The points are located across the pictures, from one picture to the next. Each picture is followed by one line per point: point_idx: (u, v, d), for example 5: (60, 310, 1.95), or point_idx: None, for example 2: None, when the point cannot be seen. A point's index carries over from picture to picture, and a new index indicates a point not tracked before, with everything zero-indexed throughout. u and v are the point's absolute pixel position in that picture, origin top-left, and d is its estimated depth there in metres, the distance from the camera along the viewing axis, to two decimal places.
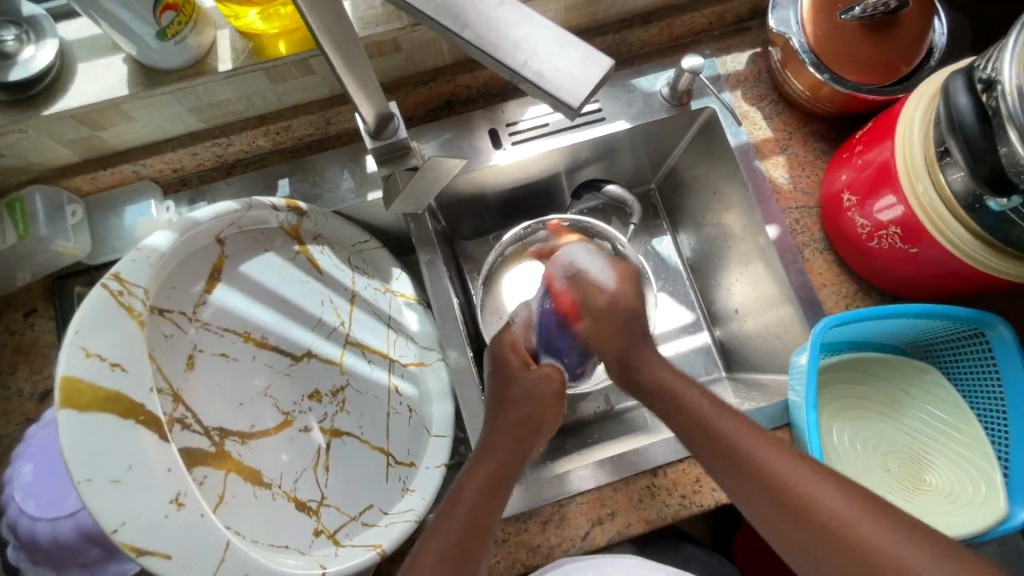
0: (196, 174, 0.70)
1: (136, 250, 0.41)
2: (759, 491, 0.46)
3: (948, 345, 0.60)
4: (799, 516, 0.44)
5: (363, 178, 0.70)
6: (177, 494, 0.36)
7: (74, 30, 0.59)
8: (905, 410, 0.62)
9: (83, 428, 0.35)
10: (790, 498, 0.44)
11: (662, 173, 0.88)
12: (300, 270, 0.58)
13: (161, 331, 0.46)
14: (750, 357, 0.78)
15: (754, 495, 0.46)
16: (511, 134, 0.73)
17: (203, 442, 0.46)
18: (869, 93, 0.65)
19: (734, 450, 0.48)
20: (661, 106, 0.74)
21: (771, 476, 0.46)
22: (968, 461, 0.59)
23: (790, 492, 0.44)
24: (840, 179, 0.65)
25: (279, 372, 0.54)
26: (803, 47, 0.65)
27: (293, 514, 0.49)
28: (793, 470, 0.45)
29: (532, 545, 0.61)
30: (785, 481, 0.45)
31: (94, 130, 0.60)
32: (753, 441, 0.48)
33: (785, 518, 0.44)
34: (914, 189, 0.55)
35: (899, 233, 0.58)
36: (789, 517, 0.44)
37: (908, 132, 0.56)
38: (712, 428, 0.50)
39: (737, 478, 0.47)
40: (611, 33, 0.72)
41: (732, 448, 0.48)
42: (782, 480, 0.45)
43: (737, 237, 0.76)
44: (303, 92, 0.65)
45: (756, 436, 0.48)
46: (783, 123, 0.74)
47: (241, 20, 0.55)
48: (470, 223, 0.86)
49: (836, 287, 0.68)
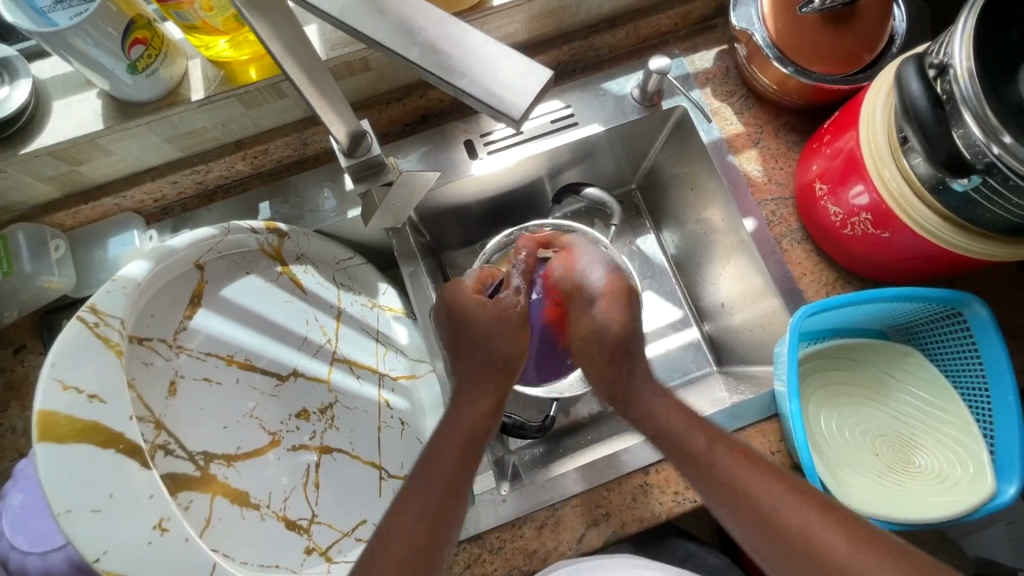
0: (177, 203, 0.71)
1: (110, 282, 0.41)
2: (727, 500, 0.50)
3: (927, 325, 0.61)
4: (760, 520, 0.48)
5: (343, 196, 0.70)
6: (160, 519, 0.37)
7: (48, 69, 0.60)
8: (889, 393, 0.63)
9: (62, 462, 0.35)
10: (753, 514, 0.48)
11: (642, 173, 0.89)
12: (283, 291, 0.59)
13: (141, 360, 0.45)
14: (740, 350, 0.79)
15: (714, 498, 0.51)
16: (486, 144, 0.74)
17: (187, 468, 0.45)
18: (833, 83, 0.66)
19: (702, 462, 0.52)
20: (633, 107, 0.74)
21: (723, 479, 0.50)
22: (955, 440, 0.59)
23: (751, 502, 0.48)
24: (812, 169, 0.66)
25: (265, 394, 0.53)
26: (766, 42, 0.67)
27: (283, 535, 0.49)
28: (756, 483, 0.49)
29: (528, 550, 0.61)
30: (759, 500, 0.48)
31: (73, 165, 0.61)
32: (717, 449, 0.52)
33: (746, 522, 0.49)
34: (881, 176, 0.56)
35: (870, 219, 0.59)
36: (753, 522, 0.48)
37: (872, 120, 0.57)
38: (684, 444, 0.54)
39: (705, 485, 0.52)
40: (578, 39, 0.73)
41: (702, 460, 0.52)
42: (733, 482, 0.50)
43: (719, 231, 0.77)
44: (277, 116, 0.66)
45: (715, 444, 0.53)
46: (754, 117, 0.75)
47: (211, 49, 0.57)
48: (455, 234, 0.87)
49: (816, 275, 0.69)
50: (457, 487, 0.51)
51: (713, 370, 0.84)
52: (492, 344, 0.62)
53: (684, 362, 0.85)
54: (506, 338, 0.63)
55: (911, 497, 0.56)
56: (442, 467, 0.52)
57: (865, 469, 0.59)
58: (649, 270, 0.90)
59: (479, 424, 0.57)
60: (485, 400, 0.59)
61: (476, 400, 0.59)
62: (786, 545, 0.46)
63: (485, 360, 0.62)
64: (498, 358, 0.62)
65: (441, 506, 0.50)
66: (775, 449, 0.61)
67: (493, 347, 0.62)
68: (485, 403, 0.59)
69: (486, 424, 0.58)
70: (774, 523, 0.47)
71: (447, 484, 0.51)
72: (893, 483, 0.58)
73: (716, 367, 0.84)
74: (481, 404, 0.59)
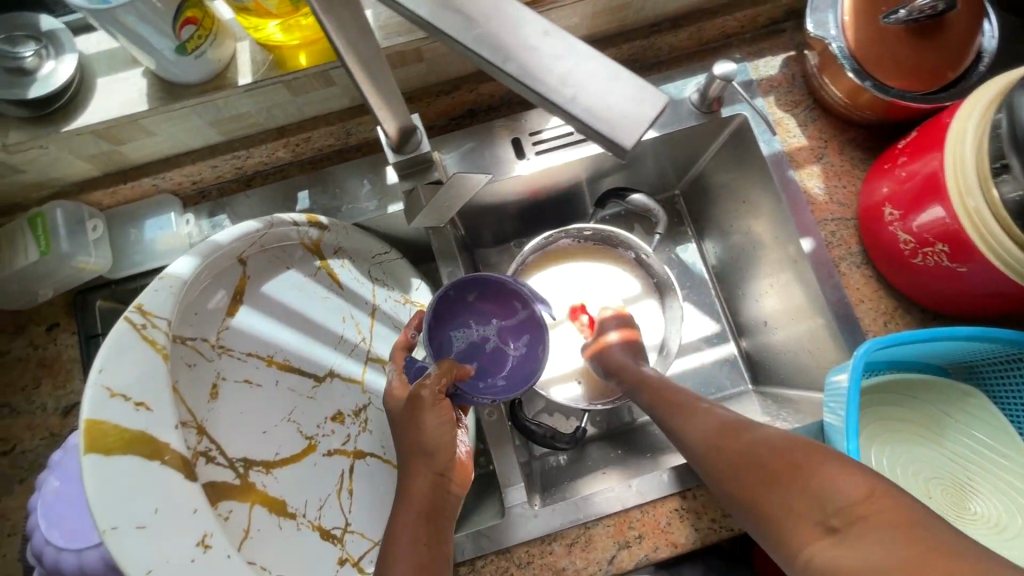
0: (215, 186, 0.69)
1: (157, 280, 0.40)
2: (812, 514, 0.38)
3: (995, 367, 0.58)
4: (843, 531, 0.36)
5: (384, 190, 0.68)
6: (203, 535, 0.35)
7: (95, 43, 0.58)
8: (947, 434, 0.60)
9: (110, 473, 0.33)
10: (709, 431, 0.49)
11: (687, 179, 0.85)
12: (321, 286, 0.57)
13: (185, 361, 0.43)
14: (781, 372, 0.76)
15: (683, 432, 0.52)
16: (535, 144, 0.71)
17: (227, 476, 0.42)
18: (913, 101, 0.61)
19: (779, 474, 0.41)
20: (691, 113, 0.71)
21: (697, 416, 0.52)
22: (1014, 489, 0.56)
23: (709, 426, 0.50)
24: (880, 192, 0.63)
25: (303, 396, 0.52)
26: (842, 53, 0.62)
27: (319, 545, 0.47)
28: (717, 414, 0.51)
29: (557, 567, 0.60)
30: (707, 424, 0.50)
31: (114, 145, 0.59)
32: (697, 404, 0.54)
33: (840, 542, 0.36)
34: (964, 205, 0.52)
35: (945, 250, 0.56)
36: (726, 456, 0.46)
37: (959, 142, 0.53)
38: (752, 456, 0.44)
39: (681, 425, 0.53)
40: (639, 38, 0.69)
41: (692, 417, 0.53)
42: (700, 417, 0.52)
43: (769, 246, 0.74)
44: (324, 104, 0.64)
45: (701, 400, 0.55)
46: (818, 131, 0.71)
47: (261, 32, 0.54)
48: (490, 232, 0.84)
49: (874, 303, 0.66)
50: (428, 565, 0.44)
51: (749, 389, 0.81)
52: (406, 434, 0.49)
53: (719, 378, 0.82)
54: (420, 426, 0.49)
55: None
56: (400, 554, 0.43)
57: None
58: (688, 280, 0.86)
59: (433, 493, 0.48)
60: (424, 484, 0.48)
61: (411, 481, 0.48)
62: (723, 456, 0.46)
63: (412, 446, 0.49)
64: (418, 448, 0.49)
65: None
66: None
67: (415, 438, 0.49)
68: (425, 478, 0.48)
69: (435, 498, 0.48)
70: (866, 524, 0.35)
71: (416, 560, 0.43)
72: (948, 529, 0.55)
73: (752, 386, 0.81)
74: (427, 476, 0.48)
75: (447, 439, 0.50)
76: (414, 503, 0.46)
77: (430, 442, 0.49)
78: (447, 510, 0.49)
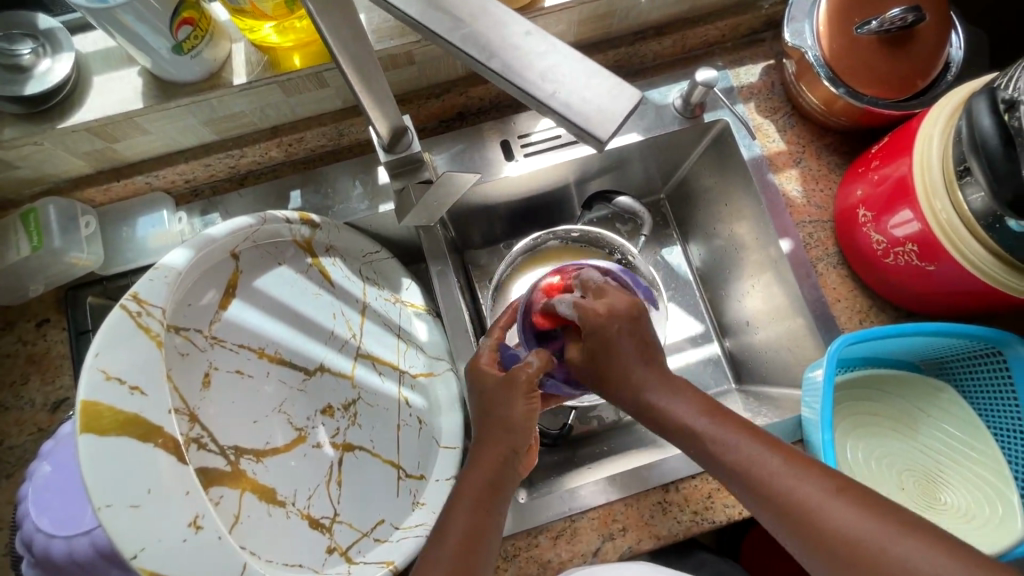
0: (207, 184, 0.70)
1: (152, 270, 0.41)
2: (780, 518, 0.42)
3: (964, 363, 0.60)
4: (818, 541, 0.40)
5: (375, 189, 0.69)
6: (194, 517, 0.36)
7: (90, 42, 0.59)
8: (920, 428, 0.62)
9: (103, 453, 0.34)
10: (756, 483, 0.44)
11: (672, 183, 0.87)
12: (312, 283, 0.58)
13: (178, 351, 0.44)
14: (762, 370, 0.78)
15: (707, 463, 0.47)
16: (523, 146, 0.73)
17: (219, 462, 0.45)
18: (885, 108, 0.64)
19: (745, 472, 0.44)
20: (674, 118, 0.73)
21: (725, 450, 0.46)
22: (986, 483, 0.58)
23: (746, 467, 0.44)
24: (855, 195, 0.65)
25: (292, 388, 0.53)
26: (818, 61, 0.65)
27: (308, 533, 0.48)
28: (753, 451, 0.45)
29: (542, 559, 0.61)
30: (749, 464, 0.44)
31: (108, 142, 0.60)
32: (712, 422, 0.47)
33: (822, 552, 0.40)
34: (931, 207, 0.55)
35: (915, 250, 0.58)
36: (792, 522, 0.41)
37: (928, 148, 0.55)
38: (714, 450, 0.46)
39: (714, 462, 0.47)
40: (625, 45, 0.72)
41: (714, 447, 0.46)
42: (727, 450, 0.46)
43: (749, 247, 0.76)
44: (317, 105, 0.65)
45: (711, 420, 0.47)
46: (796, 137, 0.73)
47: (257, 33, 0.55)
48: (480, 233, 0.85)
49: (850, 301, 0.68)
50: (477, 536, 0.45)
51: (732, 388, 0.82)
52: (492, 408, 0.50)
53: (703, 377, 0.83)
54: (509, 403, 0.50)
55: None
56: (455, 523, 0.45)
57: None
58: (673, 281, 0.88)
59: (503, 468, 0.48)
60: (495, 456, 0.48)
61: (483, 450, 0.49)
62: (793, 525, 0.41)
63: (495, 418, 0.50)
64: (498, 422, 0.49)
65: (459, 553, 0.44)
66: None
67: (501, 410, 0.50)
68: (498, 450, 0.48)
69: (503, 473, 0.48)
70: (838, 540, 0.40)
71: (464, 532, 0.45)
72: None
73: (735, 385, 0.83)
74: (498, 450, 0.48)
75: (528, 419, 0.49)
76: (480, 477, 0.47)
77: (517, 421, 0.49)
78: (512, 485, 0.49)
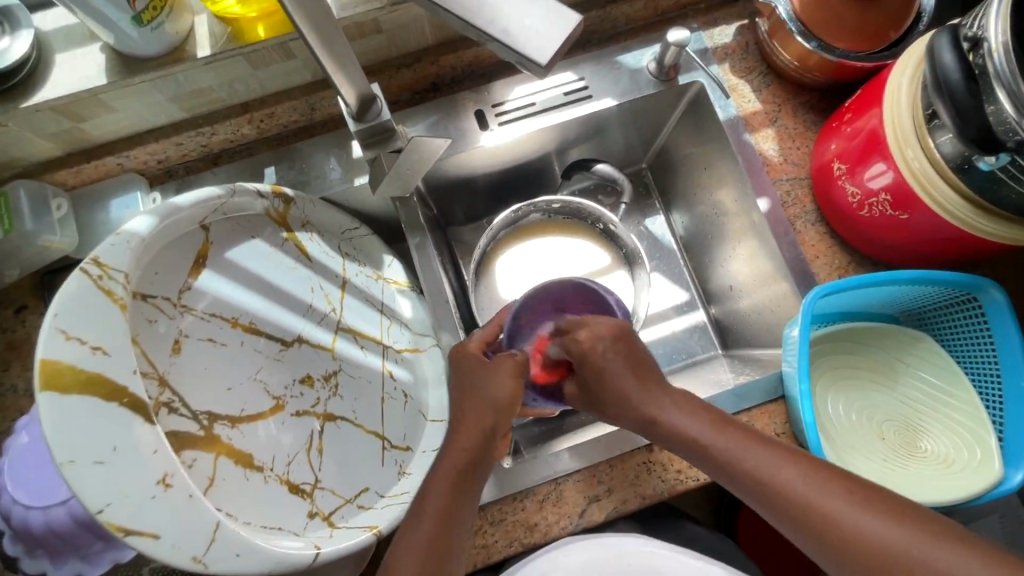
0: (181, 165, 0.70)
1: (114, 236, 0.42)
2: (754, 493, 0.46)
3: (940, 310, 0.61)
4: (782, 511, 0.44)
5: (350, 164, 0.69)
6: (163, 475, 0.37)
7: (51, 20, 0.58)
8: (898, 377, 0.62)
9: (64, 409, 0.35)
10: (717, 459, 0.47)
11: (652, 152, 0.87)
12: (288, 257, 0.57)
13: (145, 317, 0.45)
14: (747, 333, 0.78)
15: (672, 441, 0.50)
16: (498, 115, 0.72)
17: (191, 426, 0.45)
18: (857, 60, 0.64)
19: (736, 469, 0.46)
20: (649, 81, 0.73)
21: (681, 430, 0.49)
22: (964, 427, 0.58)
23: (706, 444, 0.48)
24: (830, 150, 0.64)
25: (269, 358, 0.54)
26: (790, 16, 0.65)
27: (287, 497, 0.49)
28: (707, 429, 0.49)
29: (529, 523, 0.61)
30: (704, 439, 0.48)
31: (75, 121, 0.59)
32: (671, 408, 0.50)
33: (789, 521, 0.44)
34: (903, 155, 0.55)
35: (889, 200, 0.58)
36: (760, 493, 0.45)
37: (897, 97, 0.55)
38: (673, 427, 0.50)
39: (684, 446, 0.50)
40: (597, 9, 0.71)
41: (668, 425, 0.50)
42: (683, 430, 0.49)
43: (731, 213, 0.75)
44: (286, 78, 0.65)
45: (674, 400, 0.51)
46: (772, 95, 0.73)
47: (218, 4, 0.54)
48: (462, 209, 0.85)
49: (829, 258, 0.68)
50: (453, 515, 0.46)
51: (719, 354, 0.83)
52: (478, 382, 0.51)
53: (689, 344, 0.84)
54: (494, 380, 0.50)
55: (921, 481, 0.55)
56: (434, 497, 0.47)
57: (872, 452, 0.58)
58: (657, 251, 0.88)
59: (483, 448, 0.49)
60: (474, 437, 0.49)
61: (463, 429, 0.49)
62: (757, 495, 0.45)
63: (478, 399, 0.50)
64: (482, 400, 0.50)
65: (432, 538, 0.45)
66: (780, 432, 0.61)
67: (485, 391, 0.50)
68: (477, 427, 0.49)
69: (481, 454, 0.48)
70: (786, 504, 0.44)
71: (440, 515, 0.46)
72: (901, 467, 0.57)
73: (721, 351, 0.83)
74: (480, 426, 0.49)
75: (514, 397, 0.50)
76: (459, 459, 0.48)
77: (503, 399, 0.49)
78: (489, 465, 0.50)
